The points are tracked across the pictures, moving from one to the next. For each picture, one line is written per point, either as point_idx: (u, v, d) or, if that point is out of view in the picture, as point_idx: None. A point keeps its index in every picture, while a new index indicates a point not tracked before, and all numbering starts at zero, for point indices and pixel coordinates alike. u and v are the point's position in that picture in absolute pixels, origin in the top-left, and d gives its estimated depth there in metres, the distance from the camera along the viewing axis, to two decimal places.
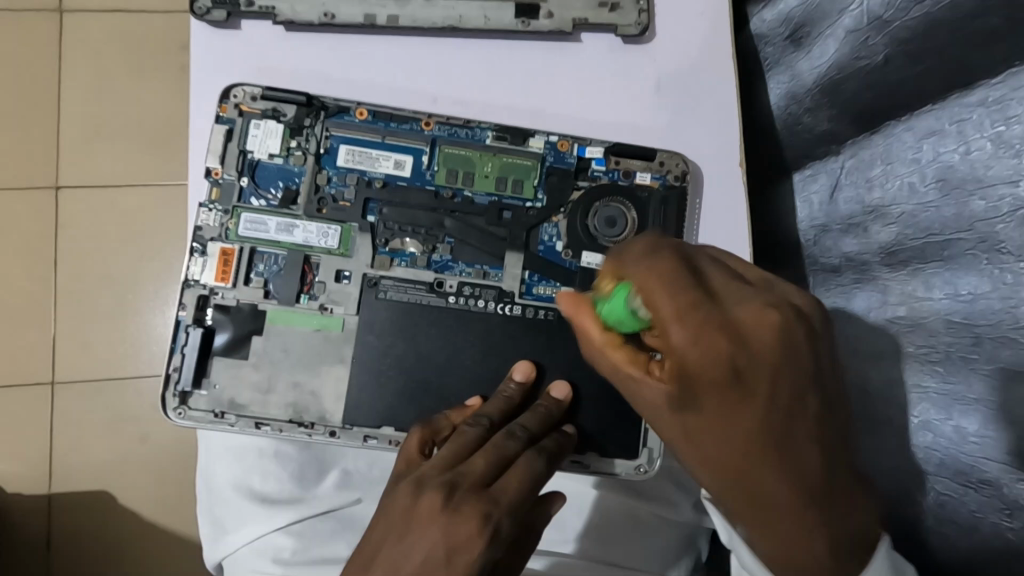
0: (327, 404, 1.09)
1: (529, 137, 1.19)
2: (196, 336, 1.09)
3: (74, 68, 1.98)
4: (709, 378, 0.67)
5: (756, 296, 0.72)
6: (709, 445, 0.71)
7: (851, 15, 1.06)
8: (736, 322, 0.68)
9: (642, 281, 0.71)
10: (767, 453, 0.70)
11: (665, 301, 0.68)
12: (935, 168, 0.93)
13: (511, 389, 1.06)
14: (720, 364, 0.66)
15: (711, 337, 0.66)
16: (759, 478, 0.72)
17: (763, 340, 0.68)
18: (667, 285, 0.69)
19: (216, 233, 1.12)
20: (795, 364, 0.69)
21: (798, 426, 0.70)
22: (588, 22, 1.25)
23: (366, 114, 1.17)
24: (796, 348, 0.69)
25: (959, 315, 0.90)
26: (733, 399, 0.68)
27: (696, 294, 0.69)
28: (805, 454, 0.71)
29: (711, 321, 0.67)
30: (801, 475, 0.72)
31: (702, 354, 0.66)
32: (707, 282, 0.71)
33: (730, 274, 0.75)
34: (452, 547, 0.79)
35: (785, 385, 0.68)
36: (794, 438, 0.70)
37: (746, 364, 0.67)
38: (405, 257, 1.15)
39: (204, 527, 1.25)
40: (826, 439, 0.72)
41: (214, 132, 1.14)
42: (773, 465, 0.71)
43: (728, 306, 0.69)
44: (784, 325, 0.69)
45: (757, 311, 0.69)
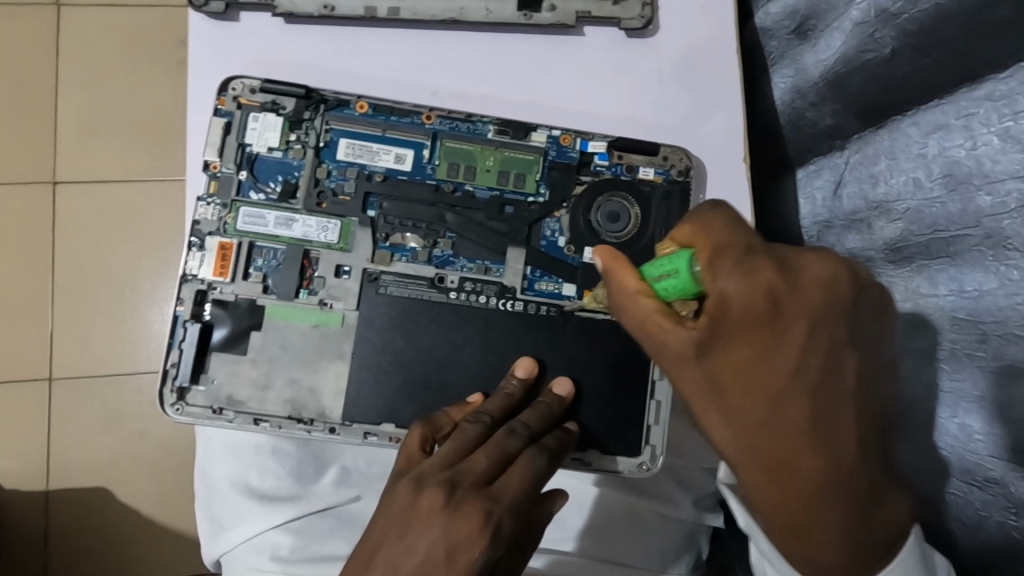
0: (326, 400, 1.08)
1: (531, 131, 1.18)
2: (193, 332, 1.08)
3: (72, 62, 1.96)
4: (746, 315, 0.66)
5: (821, 253, 0.70)
6: (744, 397, 0.68)
7: (858, 8, 1.04)
8: (785, 267, 0.67)
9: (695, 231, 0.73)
10: (802, 410, 0.67)
11: (715, 242, 0.70)
12: (940, 164, 0.92)
13: (513, 385, 1.05)
14: (762, 299, 0.65)
15: (750, 276, 0.66)
16: (789, 441, 0.68)
17: (811, 289, 0.66)
18: (717, 230, 0.71)
19: (214, 227, 1.11)
20: (838, 323, 0.67)
21: (835, 383, 0.67)
22: (591, 15, 1.23)
23: (366, 108, 1.16)
24: (841, 305, 0.67)
25: (965, 312, 0.89)
26: (770, 342, 0.66)
27: (749, 240, 0.69)
28: (839, 418, 0.68)
29: (756, 261, 0.67)
30: (828, 442, 0.68)
31: (743, 289, 0.66)
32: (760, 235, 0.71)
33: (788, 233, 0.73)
34: (452, 546, 0.78)
35: (825, 340, 0.66)
36: (831, 401, 0.67)
37: (787, 308, 0.66)
38: (406, 252, 1.14)
39: (203, 524, 1.24)
40: (858, 413, 0.69)
41: (213, 125, 1.12)
42: (805, 426, 0.68)
43: (783, 252, 0.68)
44: (834, 279, 0.67)
45: (819, 266, 0.67)
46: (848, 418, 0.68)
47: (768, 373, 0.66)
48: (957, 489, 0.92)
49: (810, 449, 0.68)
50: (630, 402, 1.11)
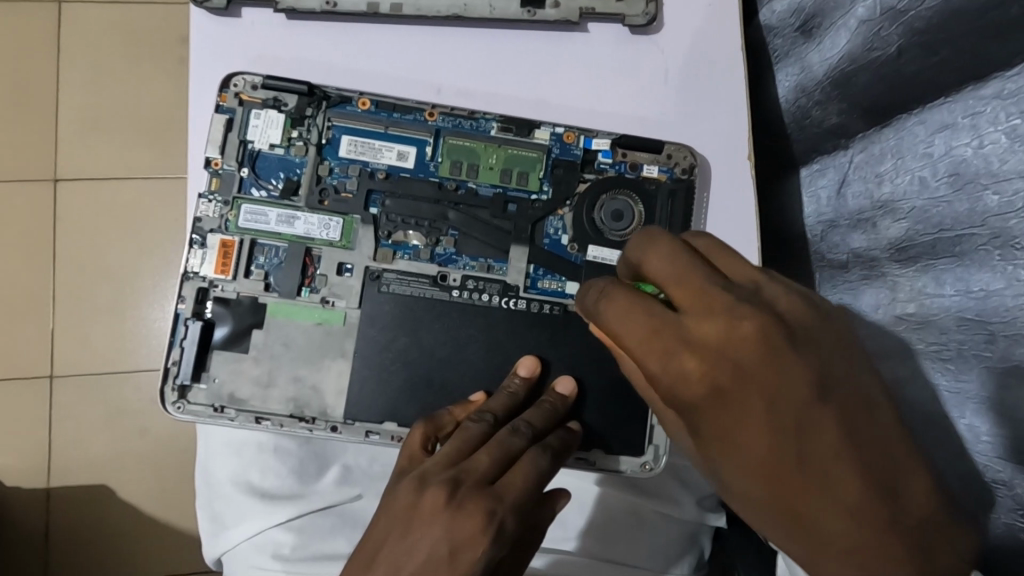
0: (328, 399, 1.07)
1: (535, 129, 1.17)
2: (195, 329, 1.08)
3: (72, 59, 1.96)
4: (693, 397, 0.65)
5: (727, 302, 0.66)
6: (731, 468, 0.65)
7: (864, 6, 1.03)
8: (694, 339, 0.65)
9: (609, 323, 0.71)
10: (786, 468, 0.62)
11: (639, 326, 0.68)
12: (947, 163, 0.91)
13: (515, 385, 1.05)
14: (703, 381, 0.64)
15: (687, 363, 0.64)
16: (803, 498, 0.62)
17: (747, 357, 0.63)
18: (632, 313, 0.69)
19: (215, 224, 1.11)
20: (784, 369, 0.63)
21: (818, 433, 0.62)
22: (595, 12, 1.22)
23: (369, 104, 1.15)
24: (783, 351, 0.63)
25: (971, 312, 0.88)
26: (736, 413, 0.63)
27: (665, 315, 0.67)
28: (839, 471, 0.61)
29: (680, 342, 0.65)
30: (844, 496, 0.61)
31: (691, 378, 0.64)
32: (676, 295, 0.69)
33: (717, 275, 0.70)
34: (455, 545, 0.77)
35: (790, 395, 0.62)
36: (817, 448, 0.61)
37: (732, 382, 0.63)
38: (409, 249, 1.14)
39: (203, 523, 1.24)
40: (865, 446, 0.62)
41: (214, 122, 1.12)
42: (806, 484, 0.62)
43: (687, 322, 0.66)
44: (763, 335, 0.63)
45: (722, 323, 0.64)
46: (852, 462, 0.61)
47: (741, 442, 0.63)
48: (963, 488, 0.92)
49: (830, 501, 0.61)
50: (633, 401, 1.11)
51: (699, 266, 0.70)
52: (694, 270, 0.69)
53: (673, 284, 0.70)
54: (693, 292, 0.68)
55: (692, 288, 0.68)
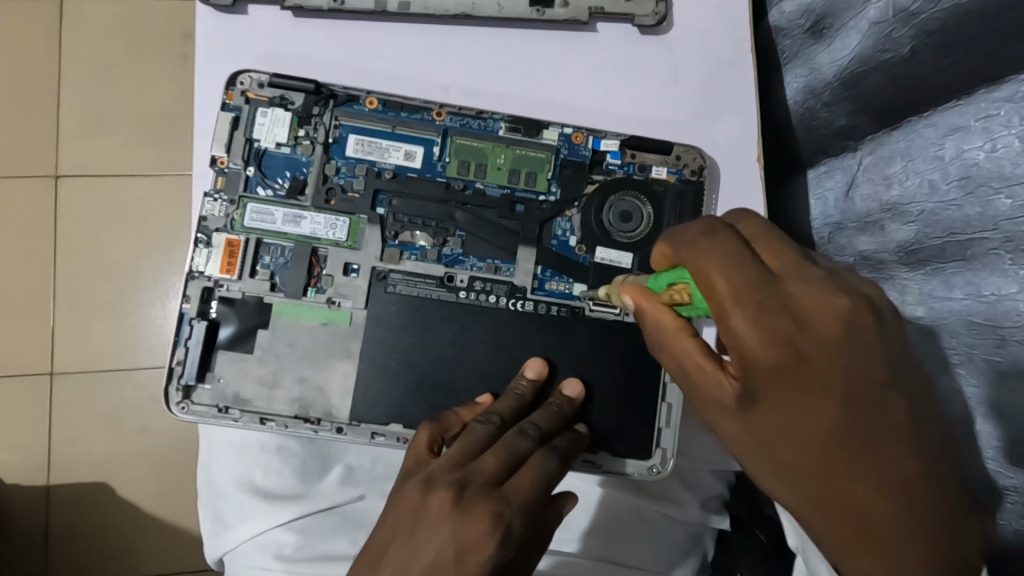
0: (333, 400, 1.07)
1: (543, 129, 1.16)
2: (199, 329, 1.07)
3: (75, 56, 1.95)
4: (767, 366, 0.69)
5: (820, 279, 0.70)
6: (766, 428, 0.73)
7: (875, 7, 1.02)
8: (793, 304, 0.69)
9: (702, 261, 0.73)
10: (845, 449, 0.69)
11: (726, 281, 0.71)
12: (957, 166, 0.91)
13: (523, 386, 1.04)
14: (783, 348, 0.68)
15: (773, 328, 0.68)
16: (848, 475, 0.69)
17: (827, 331, 0.68)
18: (729, 266, 0.71)
19: (221, 223, 1.10)
20: (864, 349, 0.68)
21: (881, 417, 0.68)
22: (604, 12, 1.21)
23: (376, 104, 1.14)
24: (865, 332, 0.68)
25: (982, 316, 0.88)
26: (809, 391, 0.69)
27: (757, 276, 0.70)
28: (895, 450, 0.69)
29: (771, 304, 0.68)
30: (889, 471, 0.69)
31: (766, 344, 0.68)
32: (766, 261, 0.73)
33: (804, 256, 0.73)
34: (462, 547, 0.77)
35: (858, 370, 0.68)
36: (867, 434, 0.69)
37: (811, 352, 0.68)
38: (415, 250, 1.13)
39: (205, 523, 1.23)
40: (919, 433, 0.69)
41: (220, 120, 1.11)
42: (859, 461, 0.69)
43: (784, 286, 0.70)
44: (850, 311, 0.68)
45: (817, 293, 0.68)
46: (910, 447, 0.69)
47: (806, 413, 0.69)
48: None
49: (866, 478, 0.69)
50: (640, 403, 1.10)
51: (790, 244, 0.74)
52: (787, 251, 0.73)
53: (760, 251, 0.74)
54: (775, 259, 0.73)
55: (780, 259, 0.73)
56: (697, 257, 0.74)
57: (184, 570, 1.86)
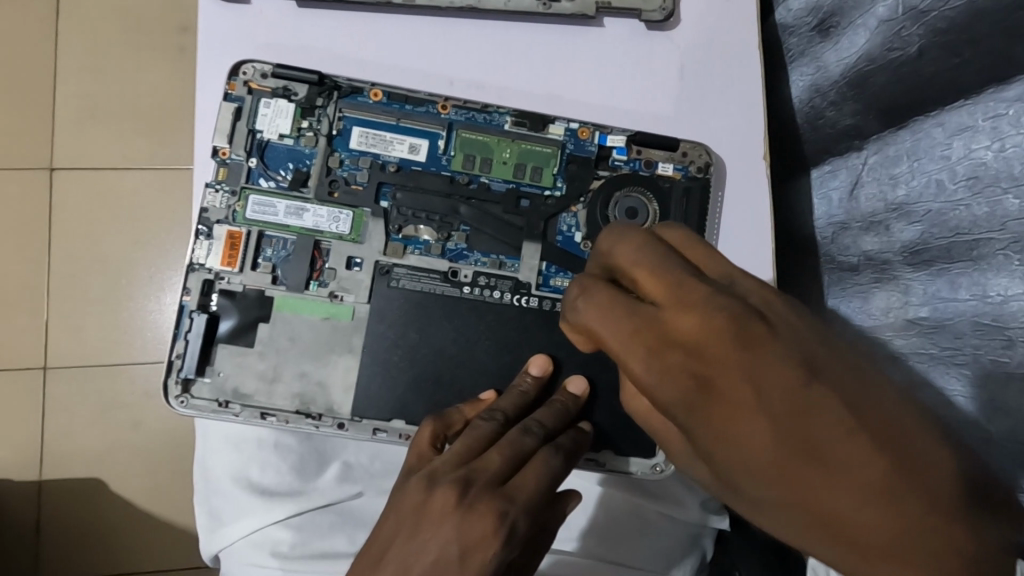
0: (335, 395, 1.06)
1: (549, 123, 1.15)
2: (200, 322, 1.05)
3: (73, 46, 1.93)
4: (678, 404, 0.54)
5: (702, 294, 0.57)
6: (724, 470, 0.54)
7: (884, 5, 1.02)
8: (670, 333, 0.55)
9: (590, 319, 0.62)
10: (802, 471, 0.49)
11: (611, 326, 0.59)
12: (965, 165, 0.90)
13: (527, 383, 1.03)
14: (683, 380, 0.53)
15: (667, 363, 0.54)
16: (823, 500, 0.48)
17: (720, 349, 0.53)
18: (609, 316, 0.60)
19: (222, 215, 1.09)
20: (770, 357, 0.51)
21: (820, 420, 0.49)
22: (611, 7, 1.20)
23: (381, 96, 1.13)
24: (761, 338, 0.53)
25: (988, 317, 0.88)
26: (727, 416, 0.52)
27: (637, 314, 0.58)
28: (862, 458, 0.48)
29: (659, 337, 0.56)
30: (870, 480, 0.48)
31: (665, 383, 0.55)
32: (652, 288, 0.61)
33: (686, 272, 0.60)
34: (465, 547, 0.75)
35: (769, 377, 0.51)
36: (832, 451, 0.48)
37: (715, 374, 0.52)
38: (419, 244, 1.12)
39: (201, 519, 1.22)
40: (879, 427, 0.49)
41: (223, 110, 1.10)
42: (822, 481, 0.48)
43: (664, 317, 0.57)
44: (736, 325, 0.54)
45: (697, 316, 0.55)
46: (870, 441, 0.48)
47: (742, 442, 0.51)
48: None
49: (850, 498, 0.48)
50: None
51: (668, 261, 0.62)
52: (667, 268, 0.61)
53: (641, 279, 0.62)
54: (664, 282, 0.59)
55: (661, 280, 0.60)
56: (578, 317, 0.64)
57: (176, 569, 1.84)
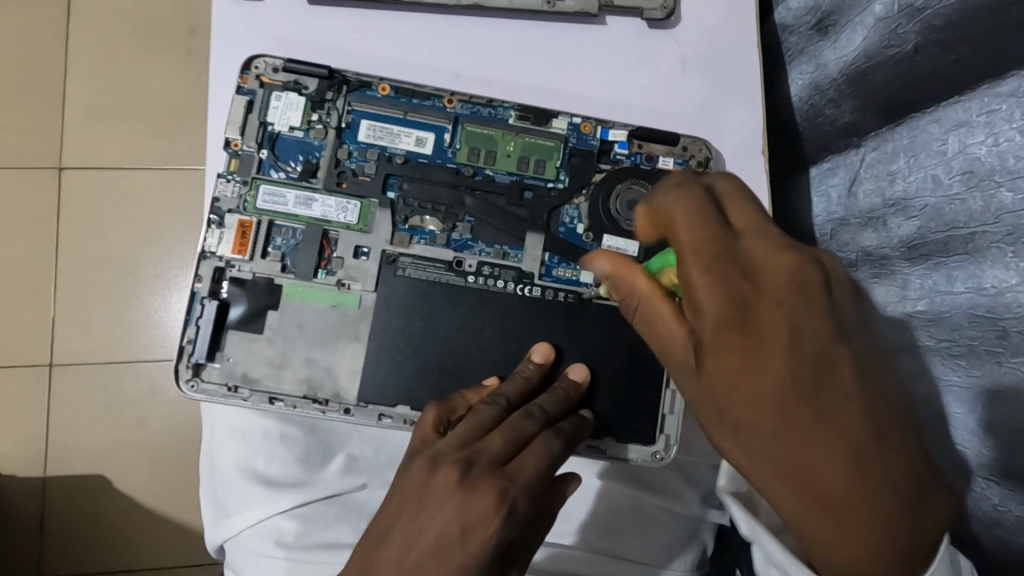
0: (342, 381, 1.07)
1: (553, 118, 1.18)
2: (211, 309, 1.08)
3: (82, 47, 1.97)
4: (713, 318, 0.67)
5: (778, 240, 0.71)
6: (739, 395, 0.66)
7: (881, 3, 1.04)
8: (741, 255, 0.70)
9: (672, 216, 0.75)
10: (799, 405, 0.64)
11: (686, 230, 0.73)
12: (961, 160, 0.92)
13: (530, 370, 1.04)
14: (729, 298, 0.67)
15: (726, 281, 0.67)
16: (807, 436, 0.64)
17: (774, 289, 0.67)
18: (691, 217, 0.73)
19: (233, 205, 1.11)
20: (811, 313, 0.66)
21: (834, 381, 0.65)
22: (614, 5, 1.23)
23: (388, 90, 1.15)
24: (812, 294, 0.67)
25: (983, 309, 0.90)
26: (761, 346, 0.65)
27: (718, 230, 0.72)
28: (851, 418, 0.64)
29: (726, 260, 0.69)
30: (849, 438, 0.64)
31: (714, 297, 0.67)
32: (732, 216, 0.74)
33: (762, 216, 0.73)
34: (466, 524, 0.77)
35: (811, 328, 0.66)
36: (837, 404, 0.64)
37: (759, 304, 0.66)
38: (424, 234, 1.14)
39: (207, 509, 1.23)
40: (873, 400, 0.65)
41: (235, 102, 1.12)
42: (819, 423, 0.64)
43: (737, 243, 0.71)
44: (797, 281, 0.68)
45: (768, 253, 0.69)
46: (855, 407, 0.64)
47: (766, 373, 0.64)
48: (976, 481, 0.94)
49: (830, 445, 0.63)
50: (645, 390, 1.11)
51: (755, 202, 0.75)
52: (750, 206, 0.74)
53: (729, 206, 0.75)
54: (741, 217, 0.73)
55: (746, 217, 0.74)
56: (658, 213, 0.77)
57: (176, 566, 1.85)
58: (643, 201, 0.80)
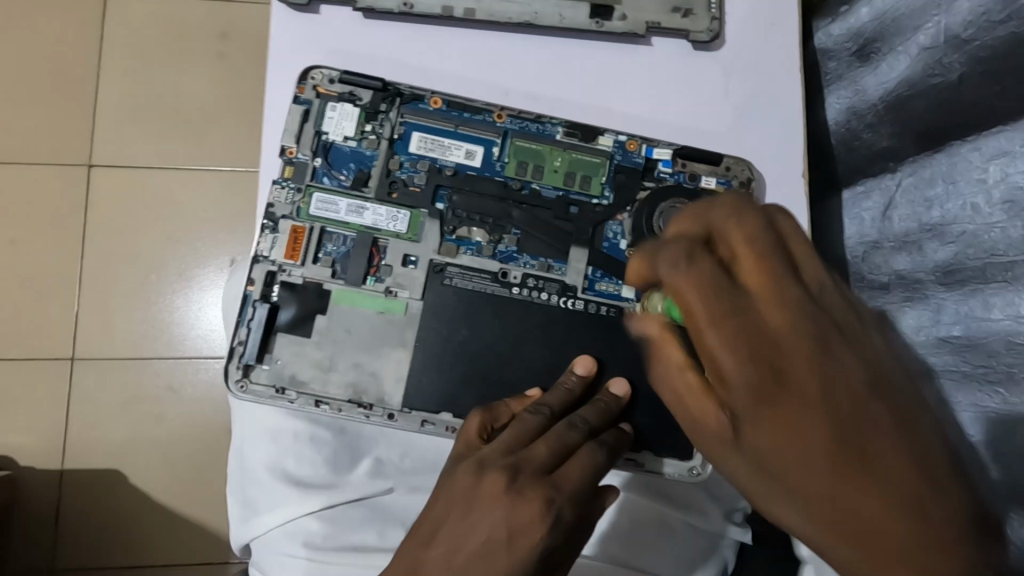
0: (386, 386, 1.09)
1: (599, 135, 1.20)
2: (262, 312, 1.10)
3: (123, 49, 2.01)
4: (745, 392, 0.56)
5: (794, 290, 0.58)
6: (786, 467, 0.55)
7: (925, 34, 1.05)
8: (763, 323, 0.56)
9: (677, 288, 0.58)
10: (843, 466, 0.53)
11: (702, 303, 0.56)
12: (1002, 189, 0.93)
13: (572, 381, 1.06)
14: (759, 365, 0.55)
15: (751, 352, 0.55)
16: (857, 509, 0.52)
17: (800, 352, 0.56)
18: (707, 291, 0.56)
19: (287, 210, 1.14)
20: (839, 365, 0.56)
21: (876, 435, 0.54)
22: (661, 26, 1.25)
23: (440, 103, 1.18)
24: (834, 343, 0.56)
25: (1022, 337, 0.90)
26: (789, 408, 0.55)
27: (727, 290, 0.57)
28: (900, 472, 0.52)
29: (745, 326, 0.56)
30: (901, 495, 0.52)
31: (743, 365, 0.55)
32: (745, 273, 0.58)
33: (781, 256, 0.59)
34: (513, 528, 0.79)
35: (835, 381, 0.55)
36: (891, 468, 0.52)
37: (787, 365, 0.55)
38: (471, 245, 1.16)
39: (235, 507, 1.23)
40: (916, 444, 0.53)
41: (292, 112, 1.15)
42: (864, 486, 0.52)
43: (757, 307, 0.57)
44: (819, 333, 0.56)
45: (788, 311, 0.56)
46: (908, 458, 0.53)
47: (798, 439, 0.54)
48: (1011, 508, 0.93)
49: (884, 509, 0.51)
50: None
51: (768, 244, 0.59)
52: (767, 251, 0.58)
53: (735, 255, 0.59)
54: (759, 271, 0.58)
55: (758, 264, 0.58)
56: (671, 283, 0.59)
57: (186, 564, 1.86)
58: (636, 257, 0.66)
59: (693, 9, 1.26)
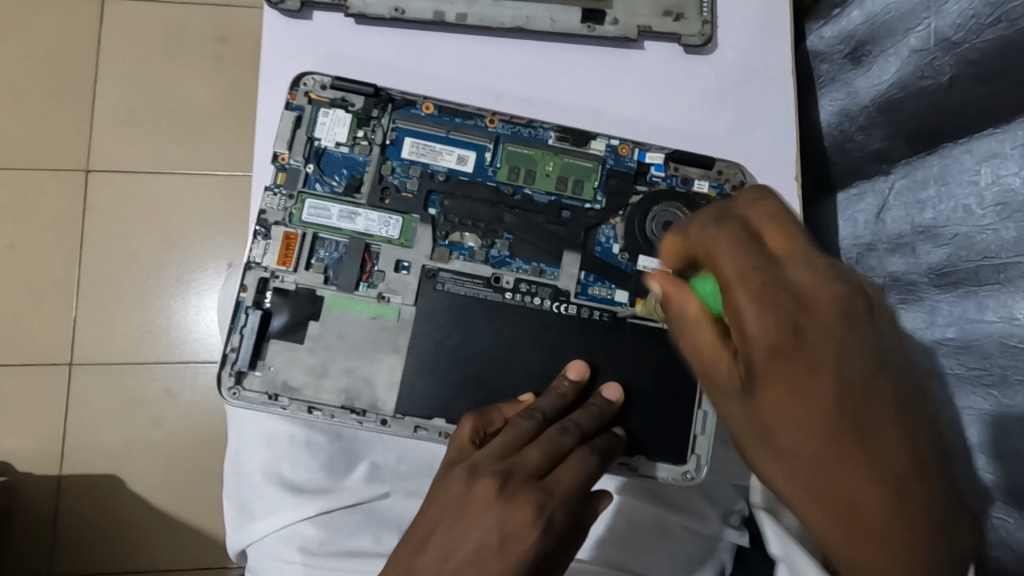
0: (379, 392, 1.09)
1: (591, 140, 1.20)
2: (254, 318, 1.10)
3: (119, 54, 2.02)
4: (763, 349, 0.57)
5: (822, 262, 0.61)
6: (787, 430, 0.57)
7: (917, 36, 1.05)
8: (790, 284, 0.59)
9: (708, 247, 0.63)
10: (844, 438, 0.55)
11: (732, 263, 0.61)
12: (994, 191, 0.93)
13: (565, 386, 1.06)
14: (784, 324, 0.57)
15: (778, 311, 0.57)
16: (843, 476, 0.56)
17: (828, 317, 0.57)
18: (735, 252, 0.61)
19: (279, 217, 1.14)
20: (863, 339, 0.57)
21: (887, 415, 0.56)
22: (653, 30, 1.25)
23: (432, 109, 1.18)
24: (862, 314, 0.58)
25: (1016, 339, 0.90)
26: (806, 373, 0.56)
27: (755, 253, 0.61)
28: (899, 454, 0.56)
29: (775, 288, 0.58)
30: (886, 469, 0.56)
31: (766, 323, 0.57)
32: (772, 241, 0.62)
33: (809, 233, 0.63)
34: (506, 534, 0.79)
35: (854, 355, 0.57)
36: (882, 442, 0.56)
37: (812, 329, 0.57)
38: (463, 250, 1.16)
39: (230, 512, 1.22)
40: (910, 425, 0.57)
41: (284, 118, 1.16)
42: (858, 460, 0.55)
43: (784, 270, 0.60)
44: (846, 303, 0.58)
45: (815, 279, 0.59)
46: (901, 439, 0.56)
47: (809, 402, 0.56)
48: (1007, 511, 0.93)
49: (869, 483, 0.55)
50: (675, 409, 1.12)
51: (796, 220, 0.63)
52: (794, 226, 0.63)
53: (766, 224, 0.64)
54: (786, 239, 0.62)
55: (787, 235, 0.62)
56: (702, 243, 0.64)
57: (184, 568, 1.86)
58: (670, 233, 0.71)
59: (685, 12, 1.26)
